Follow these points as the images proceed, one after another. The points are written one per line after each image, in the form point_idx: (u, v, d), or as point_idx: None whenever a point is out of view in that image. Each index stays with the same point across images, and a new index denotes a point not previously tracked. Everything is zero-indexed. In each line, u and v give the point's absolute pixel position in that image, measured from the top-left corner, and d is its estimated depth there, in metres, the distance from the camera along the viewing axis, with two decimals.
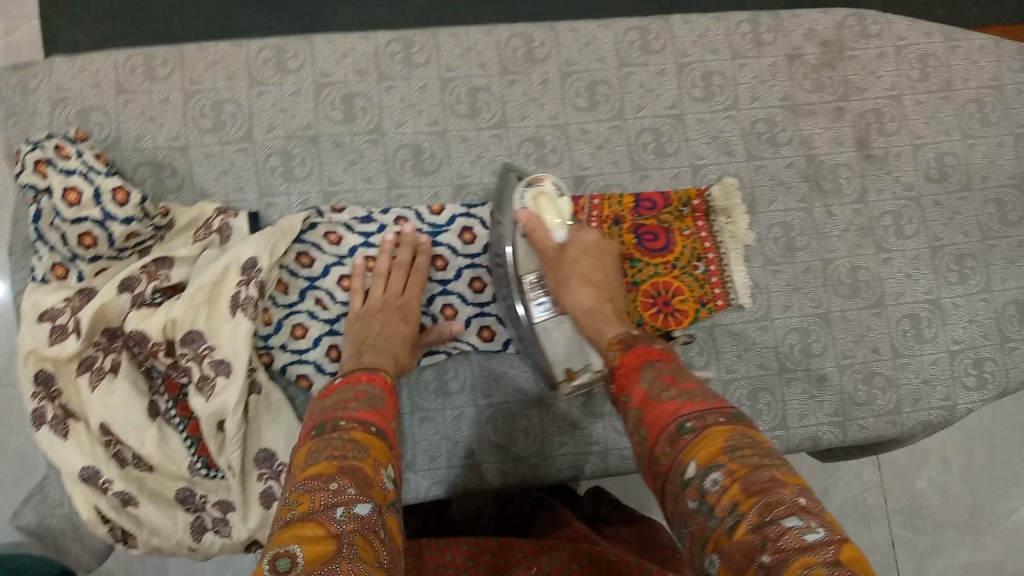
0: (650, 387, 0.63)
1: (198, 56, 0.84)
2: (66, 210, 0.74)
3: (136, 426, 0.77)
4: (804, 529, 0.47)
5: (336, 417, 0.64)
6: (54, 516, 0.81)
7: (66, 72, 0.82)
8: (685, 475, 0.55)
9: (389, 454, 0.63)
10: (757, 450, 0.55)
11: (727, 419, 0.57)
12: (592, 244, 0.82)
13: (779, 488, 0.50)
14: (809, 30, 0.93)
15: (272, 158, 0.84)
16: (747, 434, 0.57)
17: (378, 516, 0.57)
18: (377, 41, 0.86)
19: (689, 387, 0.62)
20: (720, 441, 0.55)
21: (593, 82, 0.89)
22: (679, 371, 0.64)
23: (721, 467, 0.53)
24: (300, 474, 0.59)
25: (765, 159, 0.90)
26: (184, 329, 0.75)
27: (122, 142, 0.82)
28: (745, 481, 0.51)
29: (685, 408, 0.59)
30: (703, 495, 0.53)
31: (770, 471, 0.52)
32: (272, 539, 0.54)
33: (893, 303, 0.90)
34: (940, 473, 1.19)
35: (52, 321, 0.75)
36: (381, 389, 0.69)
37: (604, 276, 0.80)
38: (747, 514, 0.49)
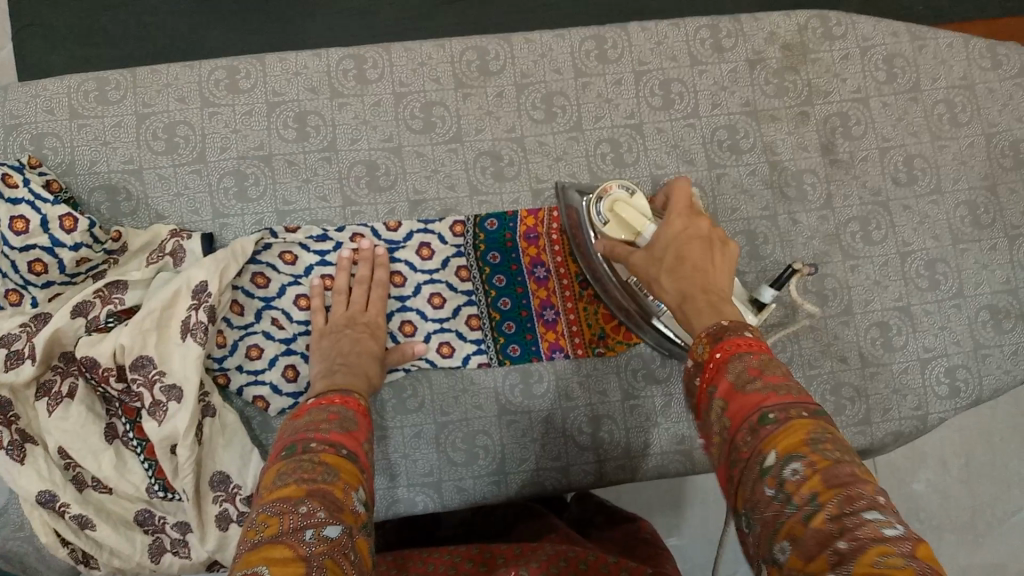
0: (736, 375, 0.53)
1: (151, 79, 0.85)
2: (14, 239, 0.74)
3: (91, 449, 0.76)
4: (884, 523, 0.42)
5: (309, 439, 0.60)
6: (15, 538, 0.80)
7: (20, 99, 0.83)
8: (762, 464, 0.48)
9: (361, 477, 0.60)
10: (839, 443, 0.48)
11: (811, 412, 0.50)
12: (678, 230, 0.67)
13: (862, 483, 0.45)
14: (770, 34, 0.91)
15: (225, 179, 0.84)
16: (833, 427, 0.50)
17: (349, 539, 0.53)
18: (330, 59, 0.86)
19: (778, 378, 0.52)
20: (802, 430, 0.48)
21: (550, 93, 0.88)
22: (768, 362, 0.54)
23: (802, 457, 0.46)
24: (267, 496, 0.55)
25: (727, 167, 0.88)
26: (133, 355, 0.74)
27: (76, 167, 0.83)
28: (829, 472, 0.45)
29: (770, 396, 0.51)
30: (781, 483, 0.46)
31: (851, 467, 0.46)
32: (240, 560, 0.50)
33: (861, 311, 0.88)
34: (937, 474, 1.16)
35: (7, 347, 0.74)
36: (355, 412, 0.67)
37: (698, 261, 0.66)
38: (826, 506, 0.44)
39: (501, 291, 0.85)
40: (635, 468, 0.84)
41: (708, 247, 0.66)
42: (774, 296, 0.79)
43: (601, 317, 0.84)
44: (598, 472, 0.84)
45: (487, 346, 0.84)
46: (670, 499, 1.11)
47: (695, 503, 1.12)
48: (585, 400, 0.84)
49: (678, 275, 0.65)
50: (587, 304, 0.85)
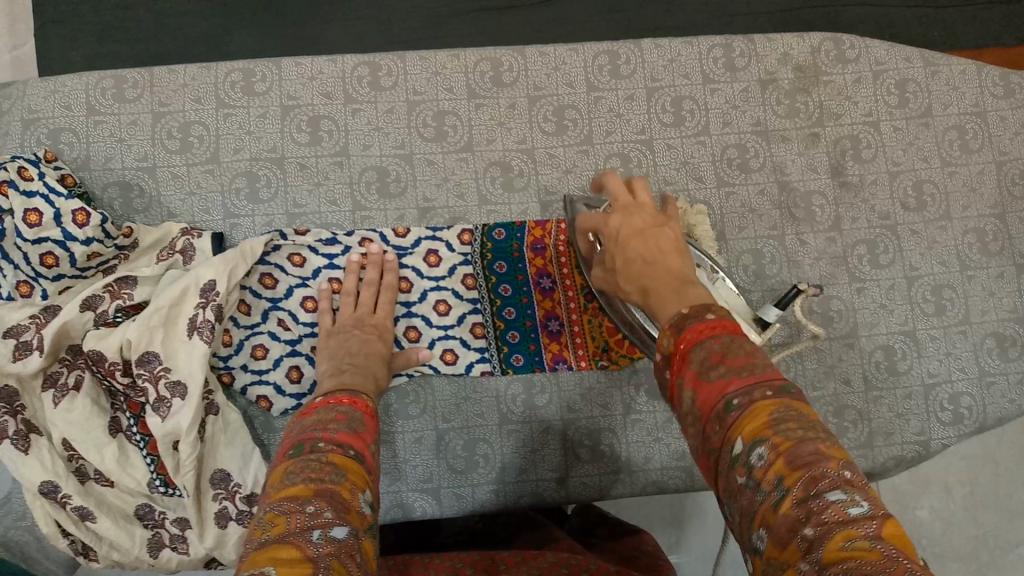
0: (698, 363, 0.53)
1: (168, 78, 0.85)
2: (27, 231, 0.75)
3: (95, 442, 0.77)
4: (849, 503, 0.42)
5: (316, 439, 0.61)
6: (17, 527, 0.81)
7: (38, 94, 0.84)
8: (731, 452, 0.48)
9: (367, 478, 0.60)
10: (804, 417, 0.48)
11: (775, 390, 0.50)
12: (618, 233, 0.70)
13: (825, 461, 0.44)
14: (784, 54, 0.92)
15: (238, 180, 0.84)
16: (800, 401, 0.49)
17: (355, 541, 0.53)
18: (345, 65, 0.87)
19: (741, 360, 0.52)
20: (764, 411, 0.48)
21: (562, 106, 0.89)
22: (733, 344, 0.54)
23: (765, 440, 0.46)
24: (277, 494, 0.55)
25: (736, 186, 0.89)
26: (139, 350, 0.75)
27: (91, 163, 0.84)
28: (792, 454, 0.45)
29: (734, 380, 0.51)
30: (749, 471, 0.46)
31: (816, 444, 0.46)
32: (247, 558, 0.50)
33: (866, 334, 0.88)
34: (941, 501, 1.15)
35: (15, 338, 0.75)
36: (362, 413, 0.67)
37: (647, 255, 0.67)
38: (792, 489, 0.44)
39: (506, 301, 0.85)
40: (635, 483, 0.84)
41: (649, 241, 0.68)
42: (778, 314, 0.79)
43: (606, 330, 0.84)
44: (598, 484, 0.84)
45: (491, 355, 0.84)
46: (670, 516, 1.11)
47: (694, 521, 1.12)
48: (586, 412, 0.85)
49: (631, 269, 0.67)
50: (592, 317, 0.85)
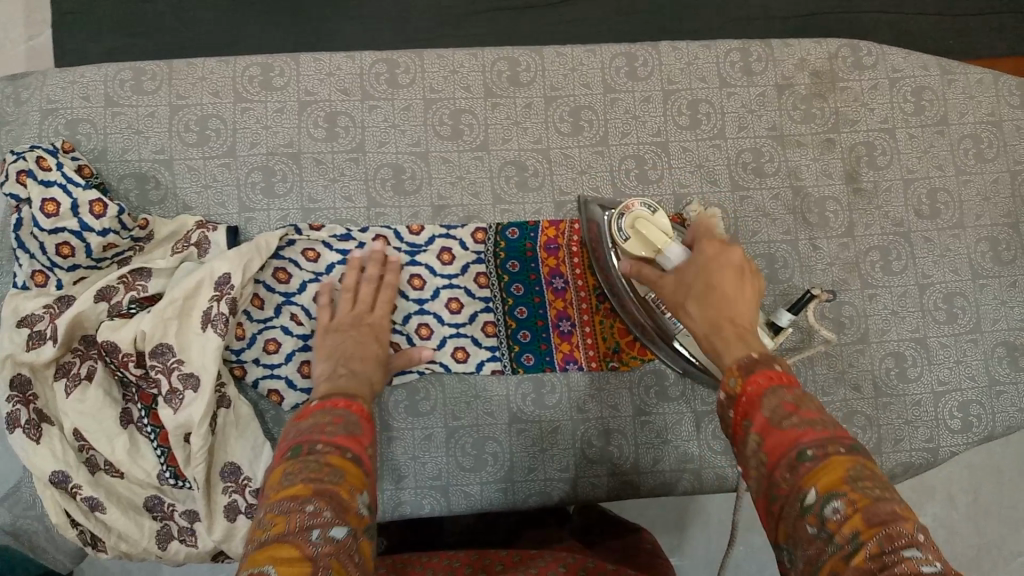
0: (770, 410, 0.55)
1: (186, 71, 0.86)
2: (44, 221, 0.74)
3: (106, 432, 0.77)
4: (923, 559, 0.43)
5: (314, 441, 0.61)
6: (27, 516, 0.81)
7: (57, 84, 0.84)
8: (803, 501, 0.49)
9: (366, 481, 0.60)
10: (877, 481, 0.49)
11: (848, 449, 0.51)
12: (705, 260, 0.68)
13: (900, 521, 0.46)
14: (801, 60, 0.92)
15: (254, 174, 0.85)
16: (870, 462, 0.51)
17: (353, 541, 0.54)
18: (363, 62, 0.87)
19: (812, 415, 0.54)
20: (839, 468, 0.50)
21: (577, 107, 0.89)
22: (804, 399, 0.56)
23: (841, 495, 0.48)
24: (277, 494, 0.55)
25: (750, 190, 0.89)
26: (153, 342, 0.75)
27: (108, 154, 0.84)
28: (869, 511, 0.46)
29: (806, 432, 0.53)
30: (823, 522, 0.47)
31: (891, 505, 0.47)
32: (247, 558, 0.50)
33: (877, 340, 0.88)
34: (945, 509, 1.15)
35: (30, 327, 0.76)
36: (358, 417, 0.67)
37: (728, 294, 0.66)
38: (867, 543, 0.45)
39: (518, 300, 0.85)
40: (643, 485, 0.84)
41: (736, 282, 0.67)
42: (790, 319, 0.79)
43: (617, 331, 0.85)
44: (606, 485, 0.84)
45: (502, 354, 0.85)
46: (675, 519, 1.11)
47: (698, 524, 1.12)
48: (596, 413, 0.85)
49: (705, 300, 0.66)
50: (603, 318, 0.85)
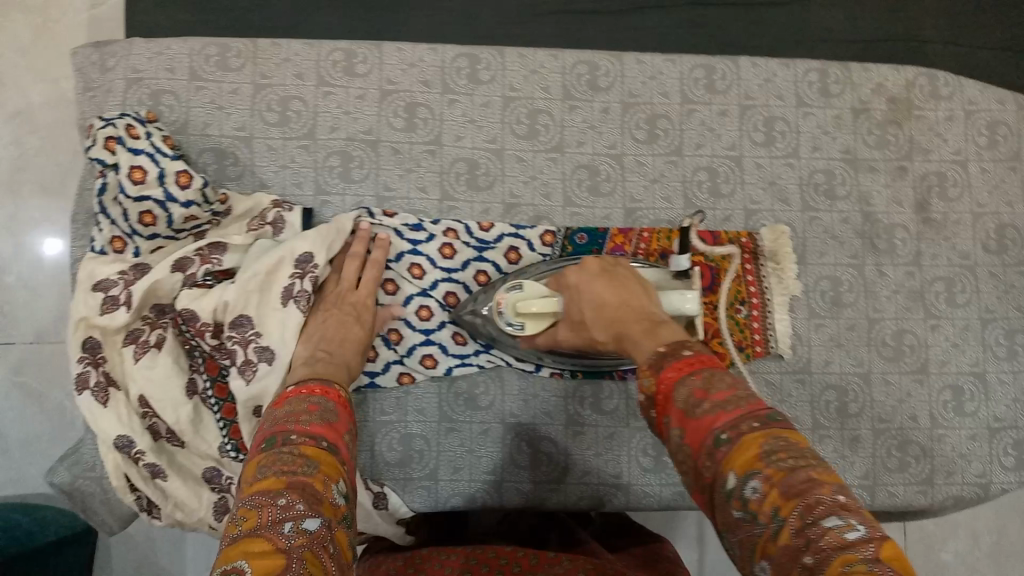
0: (684, 401, 0.59)
1: (271, 51, 0.86)
2: (131, 188, 0.74)
3: (172, 401, 0.78)
4: (845, 527, 0.46)
5: (288, 431, 0.61)
6: (86, 477, 0.83)
7: (143, 54, 0.85)
8: (726, 487, 0.52)
9: (341, 469, 0.60)
10: (794, 447, 0.52)
11: (762, 422, 0.54)
12: (577, 285, 0.76)
13: (818, 488, 0.48)
14: (879, 85, 0.92)
15: (332, 158, 0.85)
16: (784, 430, 0.54)
17: (327, 531, 0.54)
18: (445, 55, 0.88)
19: (723, 395, 0.57)
20: (752, 444, 0.52)
21: (654, 115, 0.89)
22: (712, 379, 0.59)
23: (758, 474, 0.50)
24: (248, 488, 0.56)
25: (820, 212, 0.89)
26: (235, 313, 0.77)
27: (189, 127, 0.84)
28: (784, 485, 0.49)
29: (719, 416, 0.56)
30: (745, 504, 0.51)
31: (807, 471, 0.50)
32: (219, 555, 0.50)
33: (936, 371, 0.88)
34: (967, 545, 1.16)
35: (105, 291, 0.77)
36: (336, 402, 0.67)
37: (611, 299, 0.73)
38: (789, 519, 0.48)
39: None
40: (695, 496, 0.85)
41: (610, 285, 0.74)
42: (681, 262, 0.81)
43: None
44: (658, 494, 0.84)
45: None
46: (705, 531, 1.12)
47: None
48: None
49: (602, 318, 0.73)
50: None
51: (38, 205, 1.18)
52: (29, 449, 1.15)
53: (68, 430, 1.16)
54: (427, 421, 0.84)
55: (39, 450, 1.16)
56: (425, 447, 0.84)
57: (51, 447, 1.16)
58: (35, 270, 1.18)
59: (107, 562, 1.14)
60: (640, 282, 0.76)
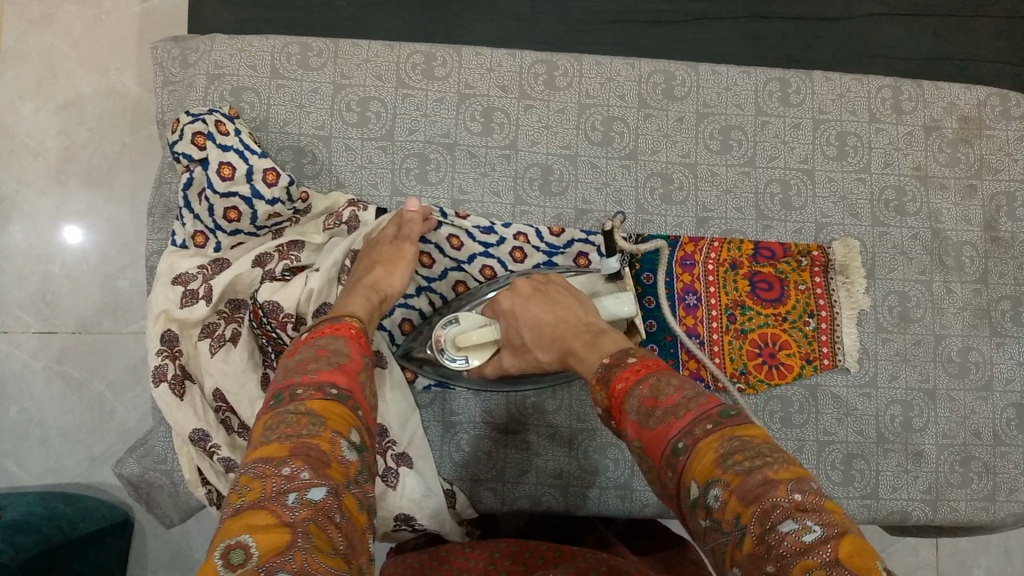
0: (636, 413, 0.56)
1: (352, 51, 0.87)
2: (219, 183, 0.77)
3: (248, 395, 0.78)
4: (802, 531, 0.44)
5: (294, 384, 0.56)
6: (155, 470, 0.83)
7: (226, 50, 0.85)
8: (691, 497, 0.50)
9: (353, 418, 0.55)
10: (749, 446, 0.49)
11: (715, 422, 0.52)
12: (511, 310, 0.75)
13: (773, 490, 0.46)
14: (950, 103, 0.92)
15: (409, 159, 0.86)
16: (739, 426, 0.51)
17: (334, 499, 0.49)
18: (523, 60, 0.89)
19: (673, 400, 0.54)
20: (707, 451, 0.50)
21: (728, 126, 0.90)
22: (661, 384, 0.56)
23: (717, 482, 0.48)
24: (252, 453, 0.51)
25: (890, 227, 0.89)
26: (318, 302, 0.78)
27: (269, 125, 0.85)
28: (742, 491, 0.46)
29: (674, 423, 0.53)
30: (710, 513, 0.48)
31: (765, 472, 0.47)
32: (220, 527, 0.46)
33: (1001, 389, 0.88)
34: (1000, 563, 1.17)
35: (184, 285, 0.78)
36: (347, 346, 0.61)
37: (547, 316, 0.73)
38: (749, 526, 0.45)
39: (650, 313, 0.85)
40: None
41: (546, 302, 0.74)
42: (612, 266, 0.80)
43: (745, 353, 0.85)
44: None
45: None
46: None
47: None
48: None
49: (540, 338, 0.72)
50: (732, 338, 0.85)
51: (84, 195, 1.16)
52: (68, 439, 1.12)
53: (107, 422, 1.13)
54: (495, 424, 0.84)
55: (81, 439, 1.13)
56: (493, 449, 0.84)
57: (89, 438, 1.13)
58: (79, 260, 1.16)
59: (142, 555, 1.13)
60: (570, 293, 0.76)
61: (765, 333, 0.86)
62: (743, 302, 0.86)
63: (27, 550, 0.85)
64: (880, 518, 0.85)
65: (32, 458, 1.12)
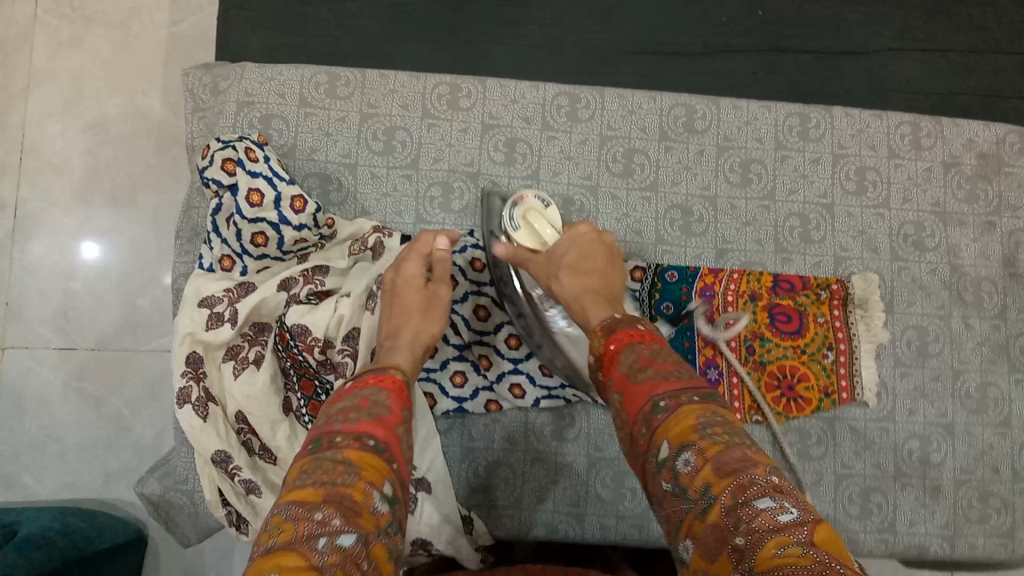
0: (628, 365, 0.61)
1: (379, 81, 0.88)
2: (248, 209, 0.78)
3: (270, 418, 0.79)
4: (777, 509, 0.46)
5: (334, 432, 0.57)
6: (175, 492, 0.84)
7: (257, 79, 0.87)
8: (660, 457, 0.54)
9: (387, 470, 0.56)
10: (729, 424, 0.53)
11: (701, 396, 0.56)
12: (579, 237, 0.79)
13: (751, 468, 0.49)
14: (969, 140, 0.93)
15: (433, 188, 0.88)
16: (722, 408, 0.55)
17: (364, 547, 0.49)
18: (547, 93, 0.90)
19: (667, 365, 0.60)
20: (687, 417, 0.54)
21: (748, 159, 0.91)
22: (659, 352, 0.61)
23: (692, 446, 0.52)
24: (286, 494, 0.52)
25: (908, 262, 0.90)
26: (346, 326, 0.79)
27: (297, 151, 0.87)
28: (717, 462, 0.50)
29: (660, 385, 0.58)
30: (677, 476, 0.51)
31: (742, 450, 0.50)
32: (252, 566, 0.46)
33: (1020, 425, 0.88)
34: None
35: (210, 308, 0.79)
36: (389, 395, 0.63)
37: (595, 266, 0.77)
38: (719, 496, 0.48)
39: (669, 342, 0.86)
40: None
41: (603, 256, 0.78)
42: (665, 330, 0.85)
43: (763, 385, 0.86)
44: None
45: None
46: None
47: None
48: None
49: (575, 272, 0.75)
50: (750, 371, 0.86)
51: (109, 215, 1.18)
52: (85, 455, 1.13)
53: (125, 439, 1.14)
54: (513, 451, 0.85)
55: (97, 456, 1.14)
56: (510, 477, 0.84)
57: (106, 455, 1.14)
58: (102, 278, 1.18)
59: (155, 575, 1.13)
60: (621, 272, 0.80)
61: (784, 365, 0.86)
62: (761, 333, 0.87)
63: (44, 567, 0.86)
64: (897, 553, 0.85)
65: (49, 474, 1.13)
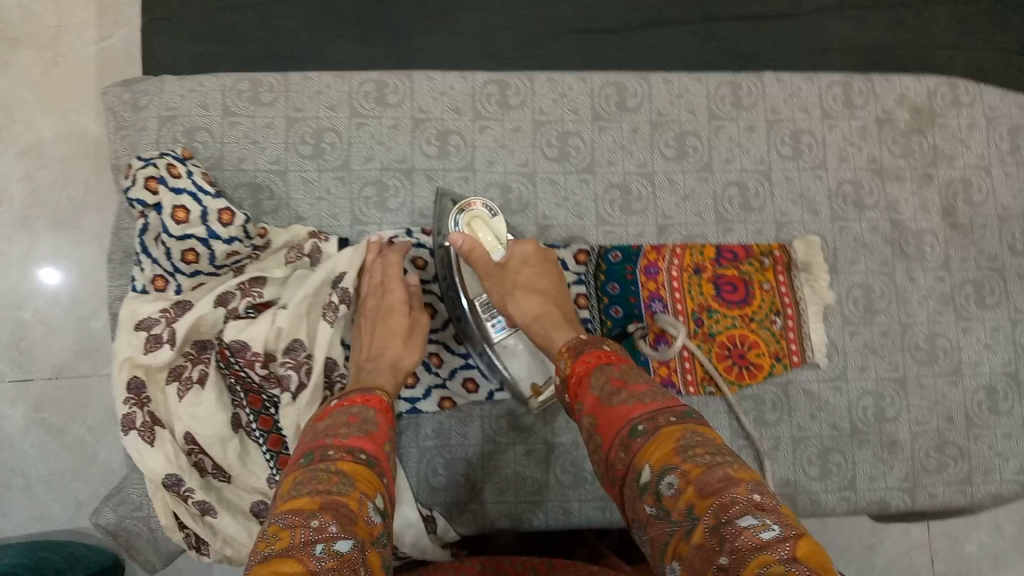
0: (600, 389, 0.61)
1: (303, 84, 0.87)
2: (174, 227, 0.76)
3: (219, 436, 0.78)
4: (761, 527, 0.46)
5: (325, 445, 0.57)
6: (132, 518, 0.83)
7: (176, 92, 0.85)
8: (643, 480, 0.53)
9: (378, 483, 0.56)
10: (708, 442, 0.53)
11: (678, 416, 0.56)
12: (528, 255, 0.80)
13: (733, 486, 0.49)
14: (901, 95, 0.93)
15: (367, 188, 0.86)
16: (699, 426, 0.56)
17: (361, 553, 0.49)
18: (475, 82, 0.89)
19: (639, 387, 0.60)
20: (667, 438, 0.54)
21: (683, 132, 0.90)
22: (630, 373, 0.62)
23: (674, 469, 0.51)
24: (282, 505, 0.51)
25: (849, 221, 0.90)
26: (288, 338, 0.79)
27: (224, 163, 0.85)
28: (699, 481, 0.49)
29: (637, 407, 0.58)
30: (660, 499, 0.51)
31: (724, 470, 0.50)
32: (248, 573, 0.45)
33: (970, 372, 0.89)
34: (990, 538, 1.17)
35: (147, 330, 0.77)
36: (374, 414, 0.64)
37: (546, 284, 0.78)
38: (704, 517, 0.48)
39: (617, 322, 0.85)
40: None
41: (551, 273, 0.80)
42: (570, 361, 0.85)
43: (715, 356, 0.85)
44: None
45: None
46: None
47: None
48: None
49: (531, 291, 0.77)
50: (701, 343, 0.86)
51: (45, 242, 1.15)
52: (48, 487, 1.11)
53: (88, 466, 1.12)
54: (470, 445, 0.84)
55: (61, 486, 1.12)
56: (470, 471, 0.84)
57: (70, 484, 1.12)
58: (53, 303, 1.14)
59: None
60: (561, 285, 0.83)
61: (734, 334, 0.86)
62: (709, 305, 0.86)
63: None
64: (860, 509, 0.85)
65: (14, 509, 1.11)
